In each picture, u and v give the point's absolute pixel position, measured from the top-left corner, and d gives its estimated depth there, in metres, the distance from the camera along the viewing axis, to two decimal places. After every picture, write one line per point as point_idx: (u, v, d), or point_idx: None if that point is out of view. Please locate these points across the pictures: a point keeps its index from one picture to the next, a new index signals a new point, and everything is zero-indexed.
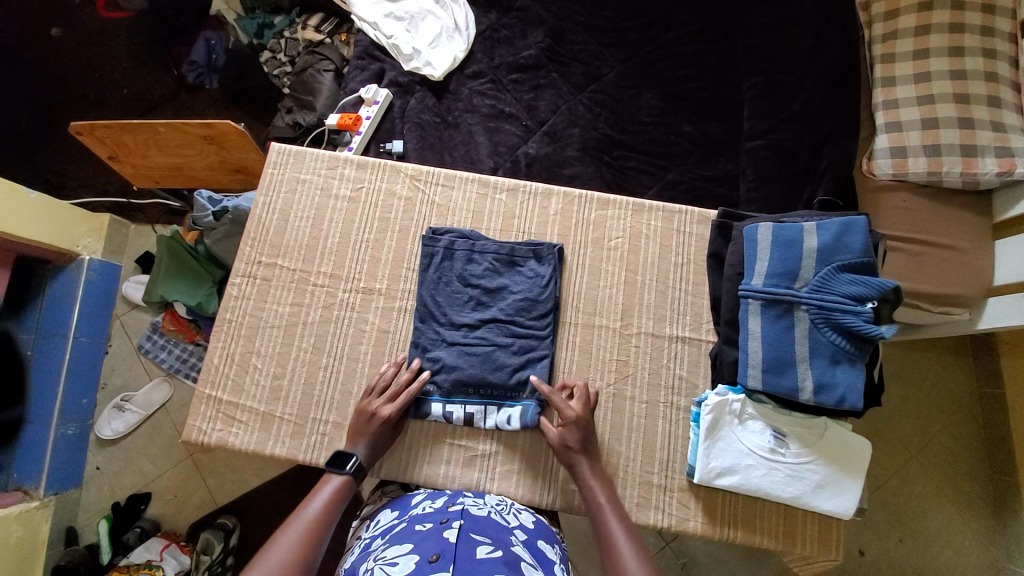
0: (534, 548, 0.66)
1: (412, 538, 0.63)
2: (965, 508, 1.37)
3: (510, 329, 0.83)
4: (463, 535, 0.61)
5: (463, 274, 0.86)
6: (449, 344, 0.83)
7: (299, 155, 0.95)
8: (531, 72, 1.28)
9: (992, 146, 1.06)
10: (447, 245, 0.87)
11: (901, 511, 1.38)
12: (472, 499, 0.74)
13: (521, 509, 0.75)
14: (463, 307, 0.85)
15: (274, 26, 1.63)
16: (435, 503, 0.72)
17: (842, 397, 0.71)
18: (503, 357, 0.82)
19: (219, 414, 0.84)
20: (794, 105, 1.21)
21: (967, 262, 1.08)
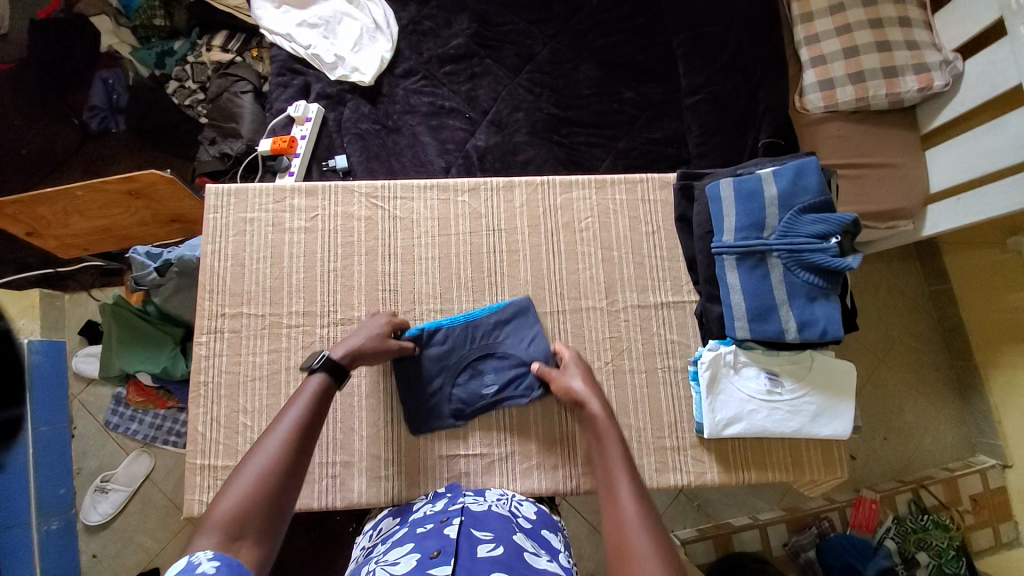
0: (536, 535, 0.67)
1: (413, 537, 0.63)
2: (934, 397, 1.51)
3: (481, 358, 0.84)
4: (464, 530, 0.61)
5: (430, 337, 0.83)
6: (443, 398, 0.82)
7: (239, 194, 0.88)
8: (463, 62, 1.24)
9: (910, 65, 1.13)
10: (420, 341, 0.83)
11: (881, 411, 1.50)
12: (473, 495, 0.73)
13: (523, 500, 0.75)
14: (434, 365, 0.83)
15: (176, 52, 1.51)
16: (437, 505, 0.71)
17: (824, 330, 0.75)
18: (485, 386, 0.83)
19: (218, 481, 0.80)
20: (725, 55, 1.23)
21: (902, 177, 1.16)
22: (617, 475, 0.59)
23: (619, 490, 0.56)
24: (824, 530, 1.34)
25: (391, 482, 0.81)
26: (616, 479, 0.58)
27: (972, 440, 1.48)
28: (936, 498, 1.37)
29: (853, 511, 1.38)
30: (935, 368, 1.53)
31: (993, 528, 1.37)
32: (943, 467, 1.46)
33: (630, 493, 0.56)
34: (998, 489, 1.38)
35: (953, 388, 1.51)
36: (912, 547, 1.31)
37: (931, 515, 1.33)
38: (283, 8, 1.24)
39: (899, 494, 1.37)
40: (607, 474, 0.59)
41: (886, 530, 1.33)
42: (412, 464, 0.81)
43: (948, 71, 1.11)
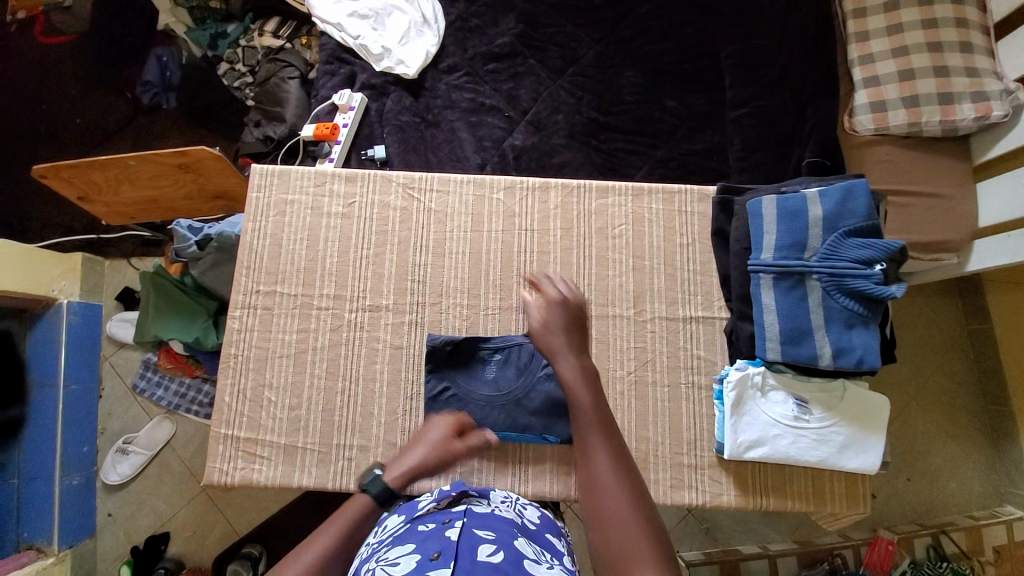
0: (539, 542, 0.66)
1: (414, 537, 0.62)
2: (964, 441, 1.45)
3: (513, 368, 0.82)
4: (465, 532, 0.61)
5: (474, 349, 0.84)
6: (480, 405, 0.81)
7: (282, 175, 0.91)
8: (507, 61, 1.25)
9: (968, 92, 1.08)
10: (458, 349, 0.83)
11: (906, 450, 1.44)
12: (477, 496, 0.73)
13: (527, 504, 0.74)
14: (473, 375, 0.83)
15: (229, 35, 1.55)
16: (439, 503, 0.71)
17: (860, 359, 0.72)
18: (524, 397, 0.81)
19: (239, 453, 0.82)
20: (774, 70, 1.21)
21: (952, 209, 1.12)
22: (589, 432, 0.61)
23: (594, 452, 0.59)
24: (837, 568, 1.29)
25: None
26: (591, 442, 0.60)
27: (1001, 490, 1.41)
28: (957, 545, 1.31)
29: (868, 549, 1.32)
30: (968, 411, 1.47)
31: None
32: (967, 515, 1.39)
33: (606, 453, 0.58)
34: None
35: (985, 434, 1.45)
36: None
37: (950, 563, 1.28)
38: None
39: (918, 538, 1.32)
40: (582, 435, 0.61)
41: (902, 573, 1.28)
42: None
43: (1009, 101, 1.06)
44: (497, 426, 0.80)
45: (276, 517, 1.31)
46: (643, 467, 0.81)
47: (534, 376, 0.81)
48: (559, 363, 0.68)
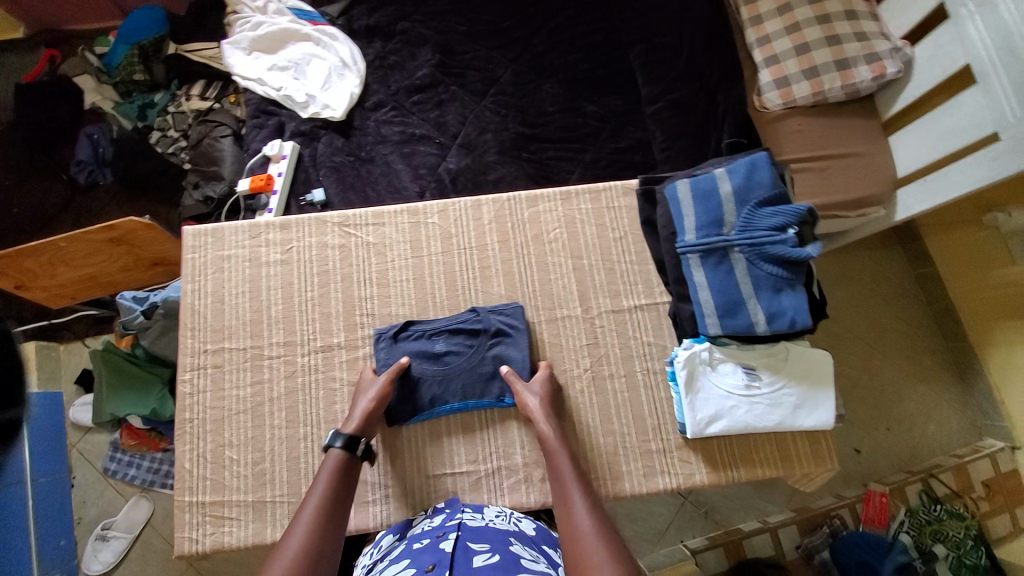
0: (534, 545, 0.69)
1: (410, 552, 0.66)
2: (935, 381, 1.66)
3: (463, 337, 0.84)
4: (460, 544, 0.65)
5: (428, 331, 0.84)
6: (434, 380, 0.82)
7: (216, 234, 0.90)
8: (430, 91, 1.29)
9: (862, 56, 1.24)
10: (403, 336, 0.84)
11: (882, 398, 1.65)
12: (470, 511, 0.75)
13: (521, 517, 0.75)
14: (426, 349, 0.83)
15: (157, 104, 1.58)
16: (434, 520, 0.74)
17: (793, 320, 0.75)
18: (476, 363, 0.83)
19: (206, 519, 0.79)
20: (679, 64, 1.30)
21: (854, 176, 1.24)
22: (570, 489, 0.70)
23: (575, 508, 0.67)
24: (835, 528, 1.48)
25: (379, 506, 0.80)
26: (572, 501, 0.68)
27: (978, 424, 1.63)
28: (947, 486, 1.51)
29: (864, 507, 1.51)
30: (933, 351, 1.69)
31: (1009, 513, 1.50)
32: (952, 454, 1.59)
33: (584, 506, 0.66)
34: (1008, 474, 1.52)
35: (953, 372, 1.67)
36: (928, 539, 1.44)
37: (941, 504, 1.47)
38: (255, 55, 1.30)
39: (909, 485, 1.51)
40: (563, 493, 0.69)
41: (901, 523, 1.46)
42: (399, 486, 0.81)
43: (899, 58, 1.22)
44: (453, 398, 0.82)
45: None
46: (615, 460, 0.82)
47: (482, 345, 0.83)
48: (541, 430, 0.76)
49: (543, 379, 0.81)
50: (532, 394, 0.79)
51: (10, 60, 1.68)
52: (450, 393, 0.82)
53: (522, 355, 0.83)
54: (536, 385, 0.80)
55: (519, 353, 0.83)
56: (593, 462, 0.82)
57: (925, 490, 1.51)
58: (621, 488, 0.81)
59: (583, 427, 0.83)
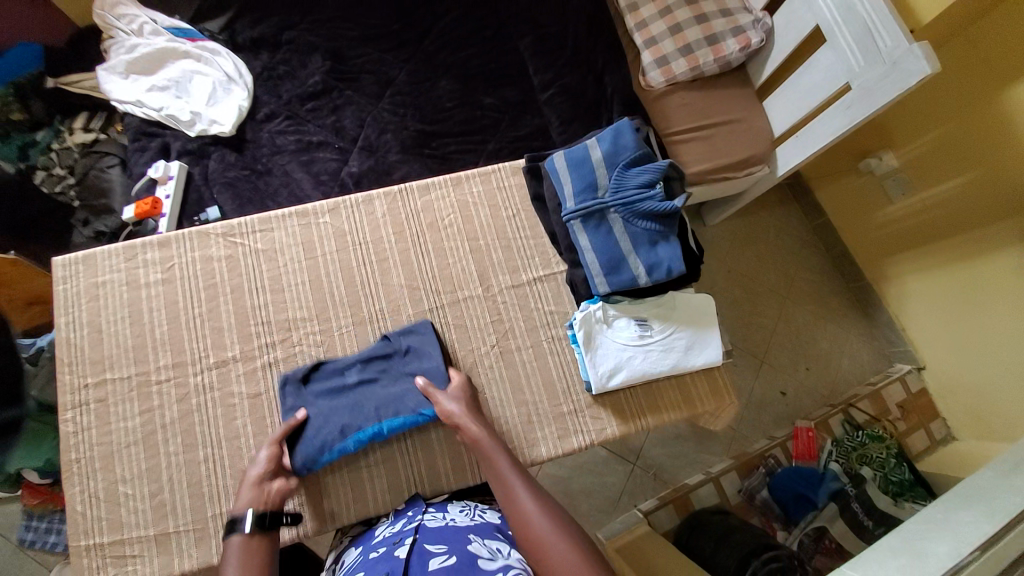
0: (496, 536, 0.70)
1: (367, 565, 0.66)
2: (842, 321, 1.81)
3: (375, 364, 0.83)
4: (416, 547, 0.66)
5: (338, 365, 0.83)
6: (347, 410, 0.79)
7: (88, 260, 0.85)
8: (324, 97, 1.28)
9: (728, 30, 1.36)
10: (312, 374, 0.82)
11: (799, 343, 1.78)
12: (432, 512, 0.76)
13: (485, 508, 0.78)
14: (337, 384, 0.82)
15: (39, 142, 1.45)
16: (395, 526, 0.75)
17: (669, 268, 0.81)
18: (389, 384, 0.82)
19: (106, 561, 0.75)
20: (565, 51, 1.36)
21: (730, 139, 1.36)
22: (507, 479, 0.72)
23: (518, 496, 0.70)
24: (772, 467, 1.57)
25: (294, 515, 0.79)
26: (513, 490, 0.71)
27: (888, 352, 1.77)
28: (865, 413, 1.64)
29: (794, 443, 1.61)
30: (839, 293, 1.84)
31: (925, 428, 1.63)
32: (867, 382, 1.74)
33: (527, 490, 0.71)
34: (917, 393, 1.66)
35: (857, 309, 1.82)
36: (857, 464, 1.54)
37: (863, 431, 1.59)
38: (132, 77, 1.24)
39: (831, 418, 1.63)
40: (502, 483, 0.72)
41: (829, 454, 1.57)
42: (314, 487, 0.80)
43: (761, 28, 1.34)
44: (367, 420, 0.78)
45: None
46: (529, 427, 0.84)
47: (395, 367, 0.83)
48: (467, 429, 0.76)
49: (459, 384, 0.81)
50: (451, 398, 0.79)
51: None
52: (361, 419, 0.79)
53: (434, 366, 0.82)
54: (454, 390, 0.80)
55: (431, 365, 0.82)
56: (508, 433, 0.84)
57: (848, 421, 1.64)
58: (538, 453, 0.83)
59: (494, 401, 0.85)
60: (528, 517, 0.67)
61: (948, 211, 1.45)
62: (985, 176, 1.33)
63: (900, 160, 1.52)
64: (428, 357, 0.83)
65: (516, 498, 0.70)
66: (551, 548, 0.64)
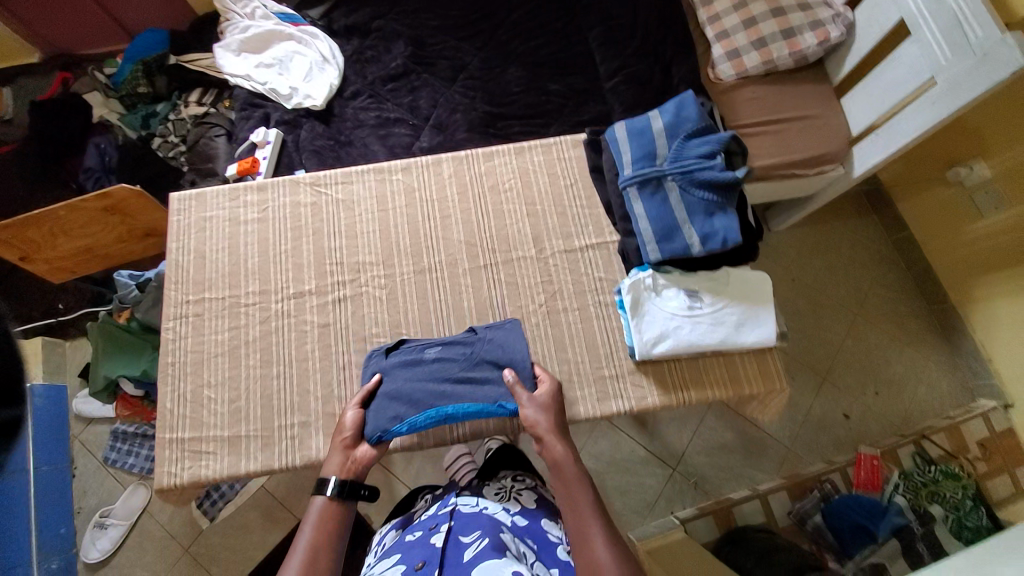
0: (527, 533, 0.79)
1: (405, 545, 0.78)
2: (919, 345, 1.66)
3: (457, 347, 0.85)
4: (449, 537, 0.76)
5: (423, 346, 0.85)
6: (424, 385, 0.81)
7: (198, 198, 0.99)
8: (404, 79, 1.39)
9: (806, 24, 1.32)
10: (398, 353, 0.85)
11: (866, 362, 1.66)
12: (466, 497, 0.86)
13: (521, 492, 0.88)
14: (418, 360, 0.84)
15: (158, 113, 1.70)
16: (434, 509, 0.86)
17: (725, 239, 0.80)
18: (467, 369, 0.83)
19: (185, 454, 0.85)
20: (634, 42, 1.39)
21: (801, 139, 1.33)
22: (585, 515, 0.67)
23: (592, 537, 0.64)
24: (827, 492, 1.47)
25: None
26: (589, 529, 0.65)
27: (970, 385, 1.61)
28: (941, 447, 1.51)
29: (855, 470, 1.50)
30: (916, 316, 1.70)
31: (1009, 474, 1.45)
32: (944, 416, 1.58)
33: (603, 537, 0.64)
34: (1006, 432, 1.49)
35: (938, 333, 1.67)
36: (925, 500, 1.42)
37: (937, 465, 1.47)
38: (243, 55, 1.42)
39: (902, 449, 1.52)
40: (578, 517, 0.67)
41: (896, 487, 1.45)
42: None
43: (841, 22, 1.31)
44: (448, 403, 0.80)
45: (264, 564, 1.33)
46: (570, 387, 0.86)
47: (477, 353, 0.84)
48: (550, 447, 0.73)
49: (547, 393, 0.80)
50: (532, 403, 0.78)
51: (27, 84, 1.83)
52: (439, 397, 0.81)
53: (522, 361, 0.83)
54: (541, 399, 0.79)
55: (518, 361, 0.83)
56: None
57: (919, 453, 1.52)
58: (577, 412, 0.85)
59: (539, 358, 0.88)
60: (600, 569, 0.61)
61: None
62: None
63: (994, 169, 1.39)
64: (514, 356, 0.83)
65: (590, 540, 0.64)
66: None
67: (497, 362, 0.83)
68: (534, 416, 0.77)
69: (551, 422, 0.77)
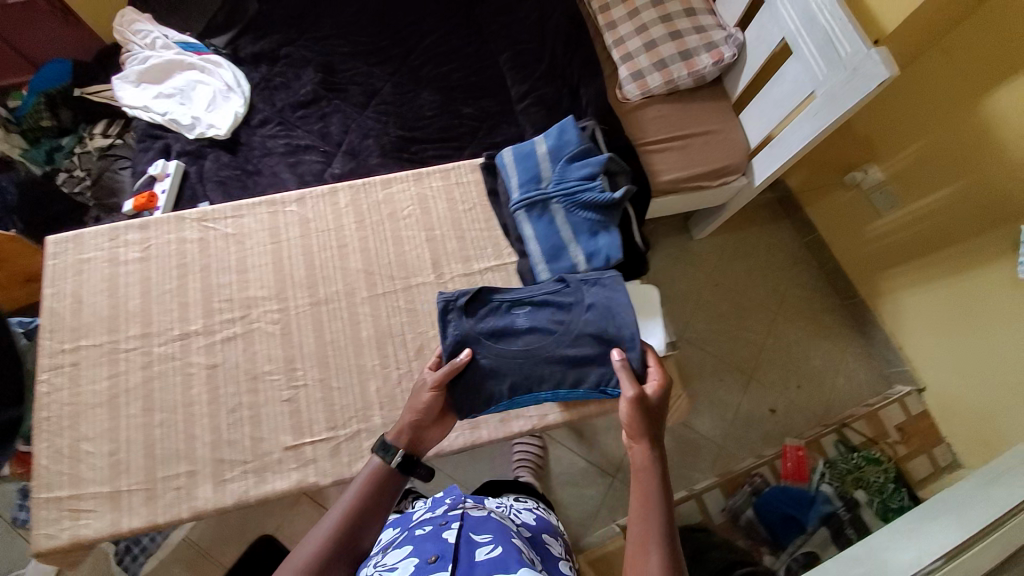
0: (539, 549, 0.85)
1: (413, 540, 0.71)
2: (838, 336, 1.73)
3: (555, 312, 0.83)
4: (462, 535, 0.70)
5: (515, 300, 0.84)
6: (508, 354, 0.80)
7: (77, 240, 0.94)
8: (314, 105, 1.38)
9: (703, 45, 1.41)
10: (497, 304, 0.83)
11: (790, 359, 1.70)
12: (470, 503, 0.84)
13: (523, 509, 0.99)
14: (512, 320, 0.82)
15: (64, 147, 1.61)
16: (437, 511, 0.81)
17: (607, 258, 0.84)
18: (563, 341, 0.81)
19: (63, 514, 0.78)
20: (542, 65, 1.43)
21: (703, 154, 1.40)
22: (643, 526, 0.64)
23: (645, 551, 0.62)
24: (757, 486, 1.46)
25: (236, 483, 0.78)
26: (642, 541, 0.63)
27: (885, 373, 1.67)
28: (862, 434, 1.54)
29: (782, 461, 1.51)
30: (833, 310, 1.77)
31: (927, 455, 1.52)
32: (863, 403, 1.64)
33: (653, 553, 0.61)
34: (920, 416, 1.56)
35: (854, 326, 1.73)
36: (851, 487, 1.43)
37: (860, 452, 1.50)
38: (142, 86, 1.37)
39: (824, 437, 1.55)
40: (637, 524, 0.65)
41: (822, 476, 1.46)
42: (257, 462, 0.80)
43: (733, 43, 1.38)
44: (538, 379, 0.81)
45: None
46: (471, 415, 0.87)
47: (577, 321, 0.81)
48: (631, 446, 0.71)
49: (653, 386, 0.75)
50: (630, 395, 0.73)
51: None
52: (529, 371, 0.80)
53: (627, 338, 0.79)
54: (645, 396, 0.74)
55: (627, 343, 0.79)
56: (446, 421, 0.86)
57: (842, 441, 1.55)
58: (477, 436, 0.85)
59: None
60: None
61: (939, 222, 1.41)
62: (972, 186, 1.30)
63: (887, 172, 1.50)
64: (612, 335, 0.80)
65: (642, 554, 0.62)
66: None
67: (588, 340, 0.81)
68: (625, 411, 0.73)
69: (646, 418, 0.72)
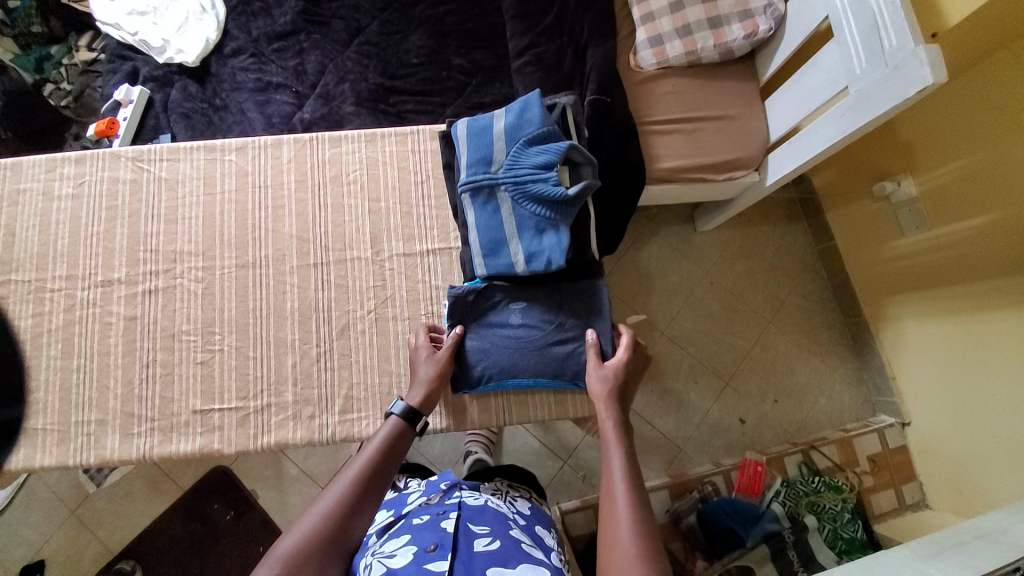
0: (529, 531, 0.85)
1: (411, 530, 0.78)
2: (831, 355, 1.62)
3: (545, 312, 0.91)
4: (460, 524, 0.77)
5: (507, 304, 0.91)
6: (501, 347, 0.89)
7: (14, 168, 0.95)
8: (292, 39, 1.26)
9: (736, 13, 1.20)
10: (489, 302, 0.91)
11: (774, 374, 1.61)
12: (468, 491, 0.91)
13: (518, 497, 0.97)
14: (505, 317, 0.91)
15: (52, 57, 1.49)
16: (433, 499, 0.88)
17: (548, 259, 0.82)
18: (550, 336, 0.90)
19: None
20: (549, 16, 1.25)
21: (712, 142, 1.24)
22: (615, 472, 0.73)
23: (616, 489, 0.70)
24: (707, 494, 1.43)
25: (143, 438, 0.87)
26: (614, 480, 0.72)
27: (872, 400, 1.58)
28: (830, 459, 1.47)
29: (738, 474, 1.46)
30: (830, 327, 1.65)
31: (894, 490, 1.45)
32: (839, 428, 1.57)
33: (625, 491, 0.70)
34: (897, 449, 1.48)
35: (851, 348, 1.62)
36: (804, 510, 1.34)
37: (821, 476, 1.43)
38: None
39: (789, 456, 1.48)
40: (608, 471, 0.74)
41: (776, 494, 1.38)
42: (164, 421, 0.88)
43: (772, 14, 1.18)
44: (525, 370, 0.90)
45: (148, 530, 1.35)
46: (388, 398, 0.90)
47: (562, 319, 0.90)
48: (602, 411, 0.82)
49: (617, 363, 0.86)
50: (601, 373, 0.86)
51: None
52: (522, 365, 0.90)
53: (603, 329, 0.90)
54: (608, 371, 0.86)
55: (600, 332, 0.90)
56: (361, 401, 0.90)
57: (806, 463, 1.48)
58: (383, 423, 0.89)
59: (359, 364, 0.91)
60: (616, 518, 0.67)
61: (963, 253, 1.24)
62: (1012, 220, 1.11)
63: (921, 188, 1.31)
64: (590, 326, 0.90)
65: (614, 496, 0.70)
66: (619, 564, 0.62)
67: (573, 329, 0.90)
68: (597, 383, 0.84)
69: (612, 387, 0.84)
